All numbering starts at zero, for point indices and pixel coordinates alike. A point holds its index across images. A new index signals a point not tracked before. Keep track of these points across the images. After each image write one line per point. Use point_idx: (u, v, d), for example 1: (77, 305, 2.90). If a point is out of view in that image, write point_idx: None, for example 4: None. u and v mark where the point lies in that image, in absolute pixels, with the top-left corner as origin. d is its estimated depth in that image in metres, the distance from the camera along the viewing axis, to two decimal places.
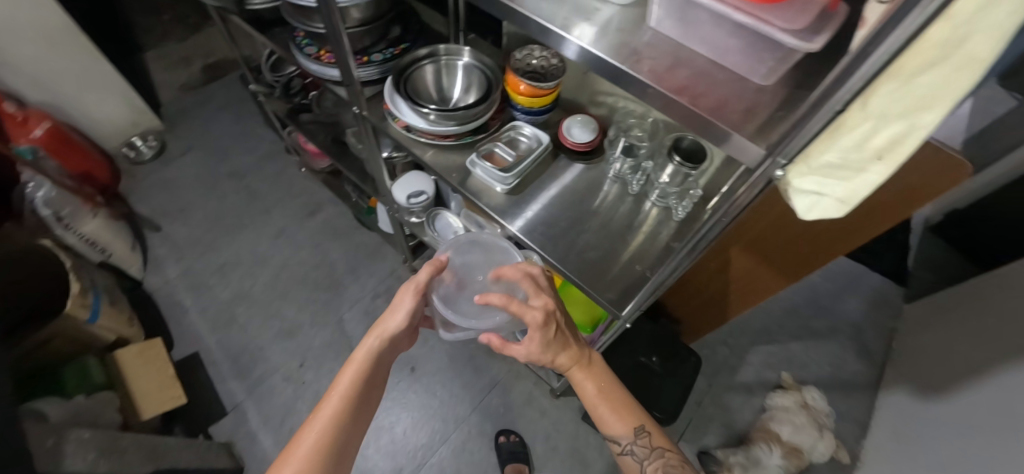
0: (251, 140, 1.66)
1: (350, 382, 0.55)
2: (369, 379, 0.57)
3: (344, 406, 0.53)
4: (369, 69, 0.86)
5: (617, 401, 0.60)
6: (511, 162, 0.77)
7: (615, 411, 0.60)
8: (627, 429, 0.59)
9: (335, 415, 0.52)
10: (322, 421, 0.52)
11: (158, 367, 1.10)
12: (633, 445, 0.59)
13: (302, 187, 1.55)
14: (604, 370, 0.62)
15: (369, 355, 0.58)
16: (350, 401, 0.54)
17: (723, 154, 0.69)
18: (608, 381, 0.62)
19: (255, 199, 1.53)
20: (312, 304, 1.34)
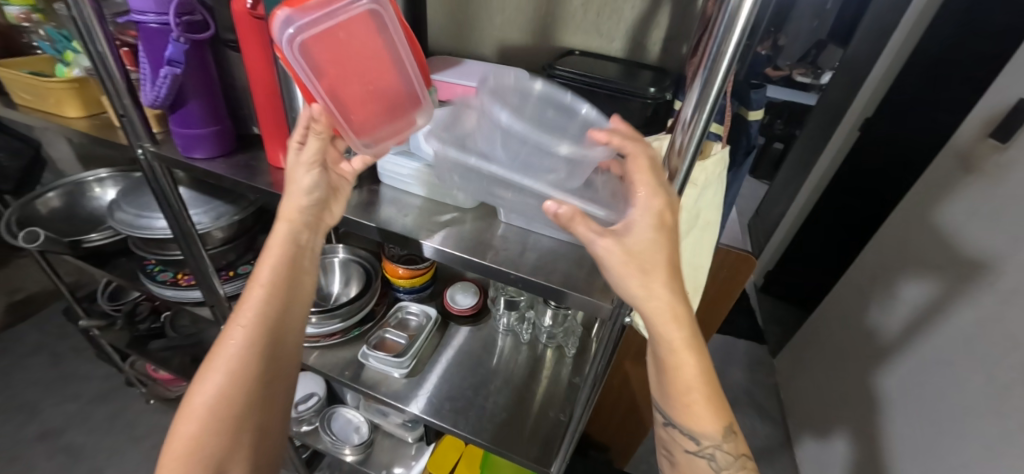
0: (75, 383, 1.36)
1: (213, 384, 0.41)
2: (236, 382, 0.41)
3: (212, 423, 0.40)
4: (237, 282, 0.83)
5: (713, 385, 0.36)
6: (404, 344, 0.78)
7: (709, 404, 0.36)
8: (717, 428, 0.37)
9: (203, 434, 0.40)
10: (184, 440, 0.40)
11: None
12: (716, 449, 0.37)
13: (149, 425, 1.27)
14: (701, 345, 0.34)
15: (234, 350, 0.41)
16: (216, 414, 0.41)
17: (580, 315, 0.79)
18: (705, 358, 0.35)
19: (76, 459, 1.18)
20: None
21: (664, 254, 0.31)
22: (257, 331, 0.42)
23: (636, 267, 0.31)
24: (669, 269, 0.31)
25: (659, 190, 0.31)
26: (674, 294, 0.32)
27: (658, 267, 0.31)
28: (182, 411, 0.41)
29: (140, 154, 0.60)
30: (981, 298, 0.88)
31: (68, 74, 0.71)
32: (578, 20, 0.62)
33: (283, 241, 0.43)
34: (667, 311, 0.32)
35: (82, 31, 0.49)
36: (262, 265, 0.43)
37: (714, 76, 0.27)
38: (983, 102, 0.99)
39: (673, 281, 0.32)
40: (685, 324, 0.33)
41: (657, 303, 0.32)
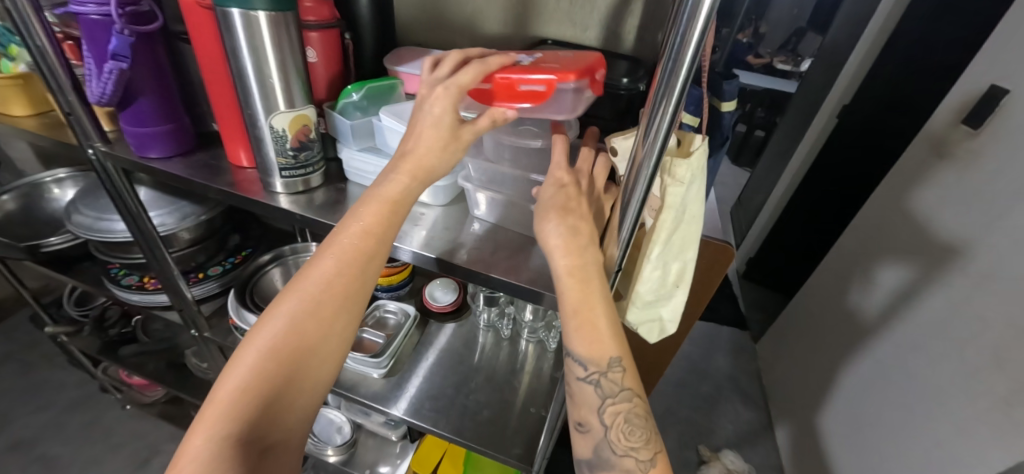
0: (45, 392, 1.31)
1: (289, 317, 0.35)
2: (312, 321, 0.36)
3: (276, 362, 0.34)
4: (207, 284, 0.80)
5: (610, 307, 0.37)
6: (382, 344, 0.76)
7: (597, 326, 0.36)
8: (603, 351, 0.36)
9: (261, 370, 0.34)
10: (237, 381, 0.33)
11: None
12: (600, 375, 0.36)
13: (126, 433, 1.23)
14: (588, 270, 0.36)
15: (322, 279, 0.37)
16: (284, 350, 0.34)
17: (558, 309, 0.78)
18: (593, 283, 0.36)
19: (48, 471, 1.15)
20: None
21: (559, 203, 0.38)
22: (345, 268, 0.37)
23: (537, 211, 0.39)
24: (560, 211, 0.37)
25: (560, 164, 0.40)
26: (564, 227, 0.37)
27: (548, 209, 0.38)
28: (239, 348, 0.35)
29: (90, 154, 0.57)
30: (955, 281, 0.90)
31: (13, 70, 0.67)
32: (550, 9, 0.61)
33: (400, 188, 0.39)
34: (558, 234, 0.36)
35: (18, 25, 0.46)
36: (364, 203, 0.39)
37: (679, 67, 0.25)
38: (956, 88, 1.01)
39: (564, 218, 0.37)
40: (574, 250, 0.36)
41: (549, 229, 0.37)
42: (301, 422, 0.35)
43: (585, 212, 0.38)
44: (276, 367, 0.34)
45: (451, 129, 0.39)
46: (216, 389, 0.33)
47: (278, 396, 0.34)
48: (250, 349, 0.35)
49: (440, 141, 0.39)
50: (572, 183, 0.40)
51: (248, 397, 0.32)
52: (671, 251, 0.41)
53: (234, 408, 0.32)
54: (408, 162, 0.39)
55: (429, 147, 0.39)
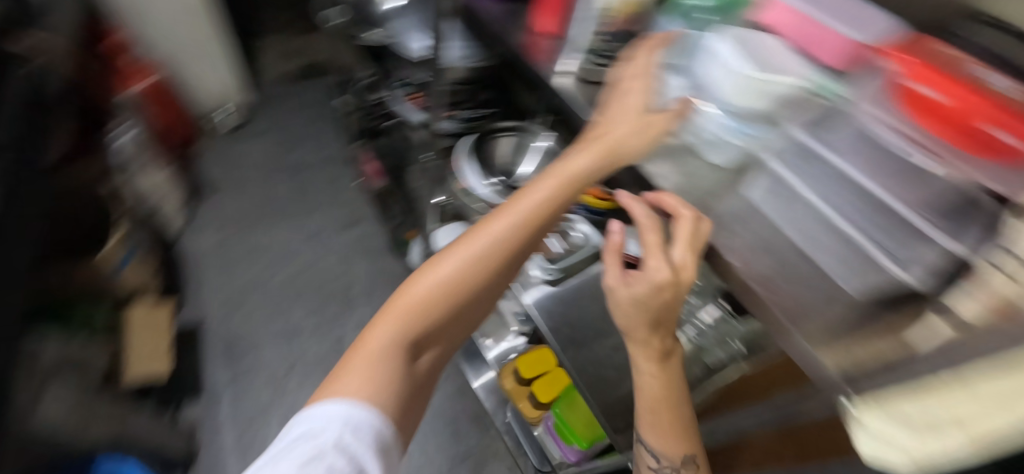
0: (321, 139, 1.73)
1: (464, 253, 0.42)
2: (480, 259, 0.42)
3: (445, 295, 0.41)
4: (452, 122, 0.96)
5: (686, 415, 0.51)
6: (560, 253, 0.79)
7: (672, 428, 0.50)
8: (678, 453, 0.52)
9: (431, 298, 0.41)
10: (413, 299, 0.41)
11: (156, 336, 1.13)
12: (670, 467, 0.53)
13: (351, 197, 1.58)
14: (674, 383, 0.49)
15: (500, 237, 0.43)
16: (454, 286, 0.42)
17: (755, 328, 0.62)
18: (674, 393, 0.50)
19: (305, 194, 1.58)
20: (320, 312, 1.32)
21: (637, 293, 0.44)
22: (523, 228, 0.43)
23: (628, 299, 0.45)
24: (648, 318, 0.45)
25: (664, 266, 0.41)
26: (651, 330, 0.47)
27: (644, 303, 0.44)
28: (418, 272, 0.43)
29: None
30: None
31: None
32: None
33: (585, 166, 0.44)
34: (634, 321, 0.46)
35: None
36: (559, 178, 0.44)
37: None
38: None
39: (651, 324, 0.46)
40: (649, 359, 0.49)
41: (627, 318, 0.46)
42: (442, 338, 0.45)
43: (672, 303, 0.43)
44: (443, 297, 0.41)
45: (644, 115, 0.45)
46: (395, 298, 0.42)
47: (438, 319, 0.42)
48: (425, 277, 0.42)
49: (636, 128, 0.44)
50: (673, 284, 0.42)
51: (415, 310, 0.41)
52: (988, 379, 0.21)
53: (405, 320, 0.40)
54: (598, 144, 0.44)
55: (626, 134, 0.44)
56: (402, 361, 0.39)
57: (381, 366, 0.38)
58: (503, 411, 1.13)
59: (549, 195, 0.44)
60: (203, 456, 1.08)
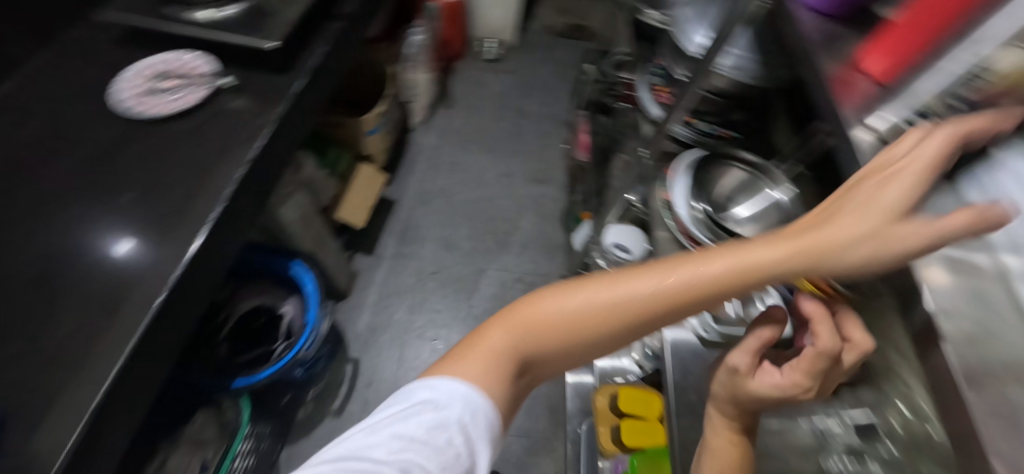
0: (552, 95, 1.82)
1: (602, 302, 0.41)
2: (624, 310, 0.41)
3: (561, 328, 0.42)
4: (689, 130, 0.92)
5: None
6: (729, 317, 0.67)
7: None
8: None
9: (548, 327, 0.43)
10: (531, 319, 0.43)
11: (368, 192, 1.28)
12: None
13: (551, 157, 1.65)
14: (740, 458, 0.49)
15: (638, 298, 0.40)
16: (572, 324, 0.42)
17: None
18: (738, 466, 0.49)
19: (516, 137, 1.70)
20: (479, 241, 1.44)
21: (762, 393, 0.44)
22: (674, 297, 0.40)
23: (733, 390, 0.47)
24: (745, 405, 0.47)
25: (809, 376, 0.42)
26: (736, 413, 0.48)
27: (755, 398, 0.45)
28: (543, 294, 0.44)
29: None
30: None
31: None
32: None
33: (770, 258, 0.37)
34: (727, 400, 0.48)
35: None
36: (736, 258, 0.38)
37: None
38: None
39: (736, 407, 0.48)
40: (724, 433, 0.49)
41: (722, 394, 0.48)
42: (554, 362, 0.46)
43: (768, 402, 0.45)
44: (558, 332, 0.42)
45: (879, 212, 0.34)
46: (516, 309, 0.45)
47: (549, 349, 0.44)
48: (547, 303, 0.43)
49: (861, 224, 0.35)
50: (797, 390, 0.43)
51: (534, 330, 0.43)
52: None
53: (518, 336, 0.43)
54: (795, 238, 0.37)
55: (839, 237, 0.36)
56: (505, 368, 0.43)
57: (504, 362, 0.44)
58: (580, 421, 1.09)
59: (715, 271, 0.39)
60: (350, 300, 1.30)
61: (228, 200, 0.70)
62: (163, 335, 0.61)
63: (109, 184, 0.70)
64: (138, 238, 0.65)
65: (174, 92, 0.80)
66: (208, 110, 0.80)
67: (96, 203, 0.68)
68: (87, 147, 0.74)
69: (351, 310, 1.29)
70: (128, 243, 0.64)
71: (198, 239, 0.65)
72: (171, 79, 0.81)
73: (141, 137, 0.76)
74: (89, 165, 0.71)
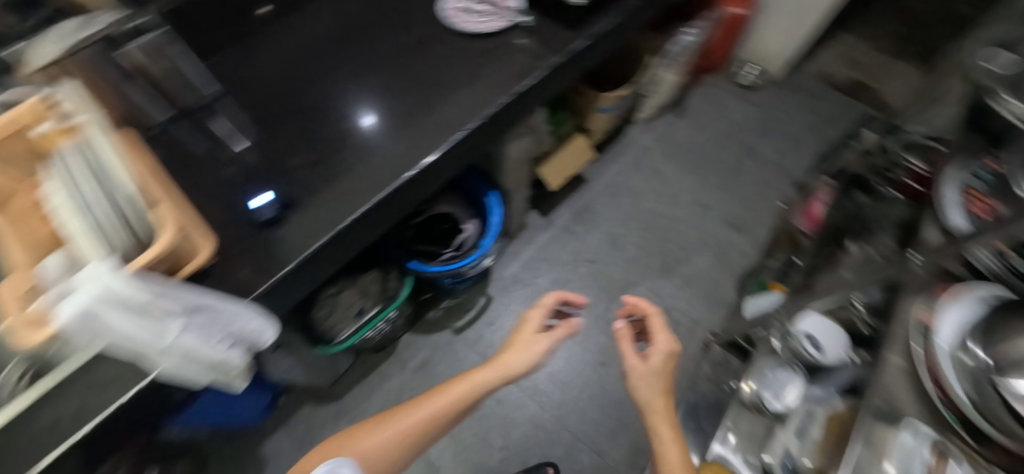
0: (796, 146, 1.58)
1: (435, 402, 0.78)
2: (427, 420, 0.76)
3: (425, 420, 0.76)
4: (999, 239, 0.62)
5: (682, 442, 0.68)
6: None
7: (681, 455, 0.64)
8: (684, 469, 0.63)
9: (422, 422, 0.77)
10: (397, 428, 0.75)
11: (573, 161, 1.30)
12: None
13: (760, 210, 1.46)
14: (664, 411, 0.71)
15: (442, 401, 0.78)
16: (417, 428, 0.76)
17: None
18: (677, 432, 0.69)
19: (733, 174, 1.53)
20: (643, 258, 1.39)
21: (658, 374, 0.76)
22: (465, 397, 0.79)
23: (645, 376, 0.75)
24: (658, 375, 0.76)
25: (669, 343, 0.78)
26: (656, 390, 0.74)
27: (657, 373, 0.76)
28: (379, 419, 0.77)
29: None
30: None
31: None
32: None
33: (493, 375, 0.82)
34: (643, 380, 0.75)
35: None
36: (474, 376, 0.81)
37: None
38: None
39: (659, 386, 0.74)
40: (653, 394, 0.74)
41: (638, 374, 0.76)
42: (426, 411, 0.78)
43: (658, 373, 0.76)
44: (418, 426, 0.76)
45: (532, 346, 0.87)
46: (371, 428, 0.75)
47: (431, 417, 0.77)
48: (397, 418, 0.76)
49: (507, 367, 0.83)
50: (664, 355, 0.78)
51: (403, 427, 0.75)
52: None
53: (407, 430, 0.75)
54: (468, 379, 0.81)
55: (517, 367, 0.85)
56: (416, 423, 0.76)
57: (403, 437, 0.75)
58: None
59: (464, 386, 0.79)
60: (507, 248, 1.38)
61: (467, 132, 0.79)
62: (374, 213, 0.73)
63: (406, 72, 0.86)
64: (382, 113, 0.81)
65: (483, 15, 0.90)
66: (498, 40, 0.89)
67: (371, 79, 0.85)
68: (404, 38, 0.89)
69: (504, 256, 1.37)
70: (374, 116, 0.81)
71: (428, 158, 0.74)
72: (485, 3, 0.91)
73: (443, 44, 0.89)
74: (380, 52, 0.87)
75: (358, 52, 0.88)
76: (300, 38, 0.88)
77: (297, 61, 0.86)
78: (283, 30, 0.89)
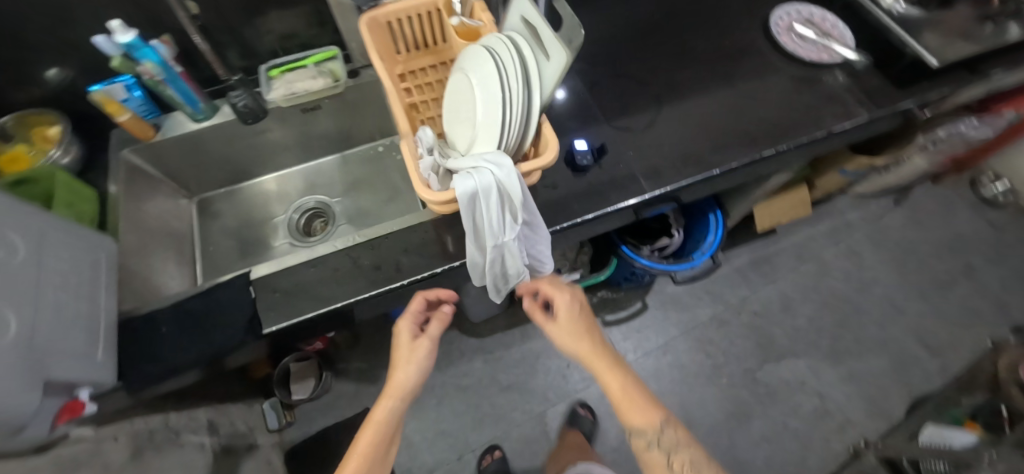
0: None
1: (375, 421, 0.58)
2: (383, 435, 0.58)
3: (382, 440, 0.57)
4: None
5: (635, 383, 0.60)
6: None
7: (643, 403, 0.59)
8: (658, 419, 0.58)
9: (369, 445, 0.56)
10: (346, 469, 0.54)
11: (788, 212, 1.23)
12: (658, 437, 0.58)
13: (959, 339, 1.31)
14: (616, 376, 0.60)
15: (382, 417, 0.58)
16: (381, 444, 0.57)
17: None
18: (632, 392, 0.60)
19: (940, 288, 1.37)
20: (811, 335, 1.30)
21: (581, 337, 0.63)
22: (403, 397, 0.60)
23: (573, 334, 0.63)
24: (590, 342, 0.63)
25: (567, 288, 0.67)
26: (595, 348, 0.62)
27: (584, 338, 0.63)
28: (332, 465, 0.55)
29: None
30: None
31: None
32: None
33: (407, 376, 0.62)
34: (582, 345, 0.63)
35: None
36: (388, 396, 0.60)
37: None
38: None
39: (596, 347, 0.62)
40: (598, 358, 0.62)
41: (569, 339, 0.64)
42: (380, 430, 0.58)
43: (577, 325, 0.64)
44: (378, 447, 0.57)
45: (411, 342, 0.64)
46: None
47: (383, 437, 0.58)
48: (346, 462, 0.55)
49: (423, 349, 0.64)
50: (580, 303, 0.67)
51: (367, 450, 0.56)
52: None
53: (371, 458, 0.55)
54: (393, 394, 0.60)
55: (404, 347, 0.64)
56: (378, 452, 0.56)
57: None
58: None
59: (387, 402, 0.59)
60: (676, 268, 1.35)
61: (742, 163, 0.75)
62: (630, 210, 0.73)
63: (721, 71, 0.85)
64: (575, 89, 0.82)
65: (812, 44, 0.86)
66: (815, 72, 0.85)
67: (586, 59, 0.84)
68: (716, 38, 0.88)
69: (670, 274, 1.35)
70: (564, 91, 0.83)
71: (689, 180, 0.72)
72: (815, 31, 0.87)
73: (755, 57, 0.87)
74: (627, 42, 0.86)
75: (655, 35, 0.88)
76: (612, 7, 0.91)
77: (621, 28, 0.88)
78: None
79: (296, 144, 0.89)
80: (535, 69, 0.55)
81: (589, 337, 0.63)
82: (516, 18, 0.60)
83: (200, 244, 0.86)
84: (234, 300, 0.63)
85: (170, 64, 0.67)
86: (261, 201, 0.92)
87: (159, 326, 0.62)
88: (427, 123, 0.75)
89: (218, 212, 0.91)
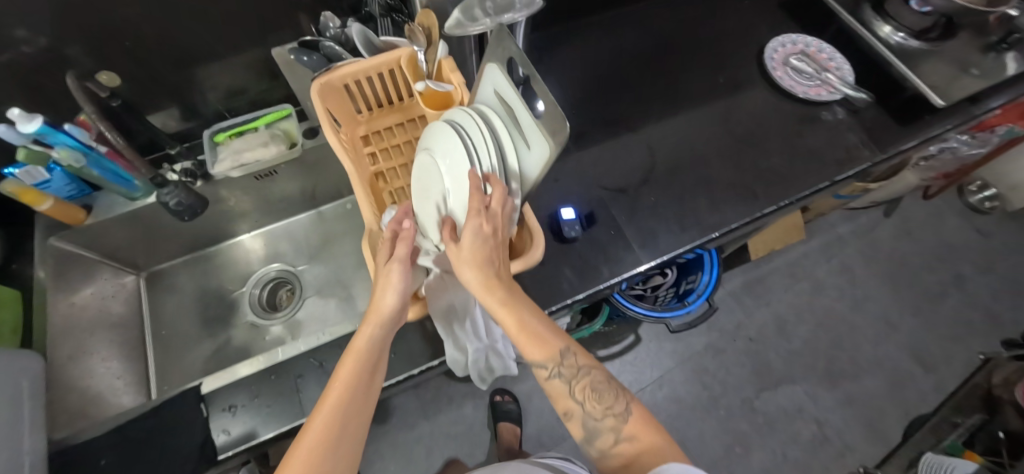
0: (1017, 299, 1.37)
1: (358, 359, 0.44)
2: (363, 378, 0.43)
3: (359, 378, 0.42)
4: None
5: (534, 312, 0.46)
6: None
7: (542, 333, 0.45)
8: (558, 346, 0.45)
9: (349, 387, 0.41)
10: (324, 419, 0.39)
11: (781, 239, 1.19)
12: (559, 367, 0.44)
13: (953, 355, 1.29)
14: (517, 306, 0.45)
15: (360, 354, 0.44)
16: (357, 386, 0.42)
17: None
18: (529, 322, 0.45)
19: (933, 303, 1.35)
20: (807, 359, 1.27)
21: (486, 265, 0.45)
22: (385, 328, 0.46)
23: (480, 262, 0.45)
24: (488, 275, 0.45)
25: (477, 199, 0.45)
26: (490, 273, 0.45)
27: (484, 266, 0.45)
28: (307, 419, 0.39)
29: None
30: None
31: None
32: None
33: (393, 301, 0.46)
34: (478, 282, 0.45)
35: None
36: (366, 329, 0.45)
37: None
38: None
39: (492, 281, 0.45)
40: (494, 290, 0.45)
41: (466, 268, 0.45)
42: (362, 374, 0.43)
43: (481, 249, 0.45)
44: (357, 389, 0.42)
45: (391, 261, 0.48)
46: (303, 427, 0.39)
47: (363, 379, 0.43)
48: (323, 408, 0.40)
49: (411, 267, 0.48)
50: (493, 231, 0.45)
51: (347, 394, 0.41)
52: None
53: (352, 407, 0.41)
54: (375, 316, 0.46)
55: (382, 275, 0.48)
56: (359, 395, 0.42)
57: (328, 458, 0.38)
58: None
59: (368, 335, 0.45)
60: None
61: (741, 225, 0.69)
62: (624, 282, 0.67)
63: (714, 112, 0.78)
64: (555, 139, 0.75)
65: (808, 79, 0.81)
66: (812, 111, 0.79)
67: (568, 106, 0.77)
68: (706, 75, 0.82)
69: None
70: None
71: (687, 248, 0.66)
72: (812, 65, 0.81)
73: (750, 95, 0.80)
74: (612, 85, 0.79)
75: (641, 75, 0.81)
76: (594, 43, 0.83)
77: (606, 67, 0.81)
78: (564, 32, 0.84)
79: (254, 209, 0.80)
80: (514, 158, 0.48)
81: (485, 271, 0.45)
82: (489, 89, 0.52)
83: (150, 327, 0.78)
84: (184, 421, 0.55)
85: (93, 147, 0.59)
86: (218, 270, 0.83)
87: (96, 458, 0.54)
88: (394, 194, 0.67)
89: (170, 286, 0.81)
